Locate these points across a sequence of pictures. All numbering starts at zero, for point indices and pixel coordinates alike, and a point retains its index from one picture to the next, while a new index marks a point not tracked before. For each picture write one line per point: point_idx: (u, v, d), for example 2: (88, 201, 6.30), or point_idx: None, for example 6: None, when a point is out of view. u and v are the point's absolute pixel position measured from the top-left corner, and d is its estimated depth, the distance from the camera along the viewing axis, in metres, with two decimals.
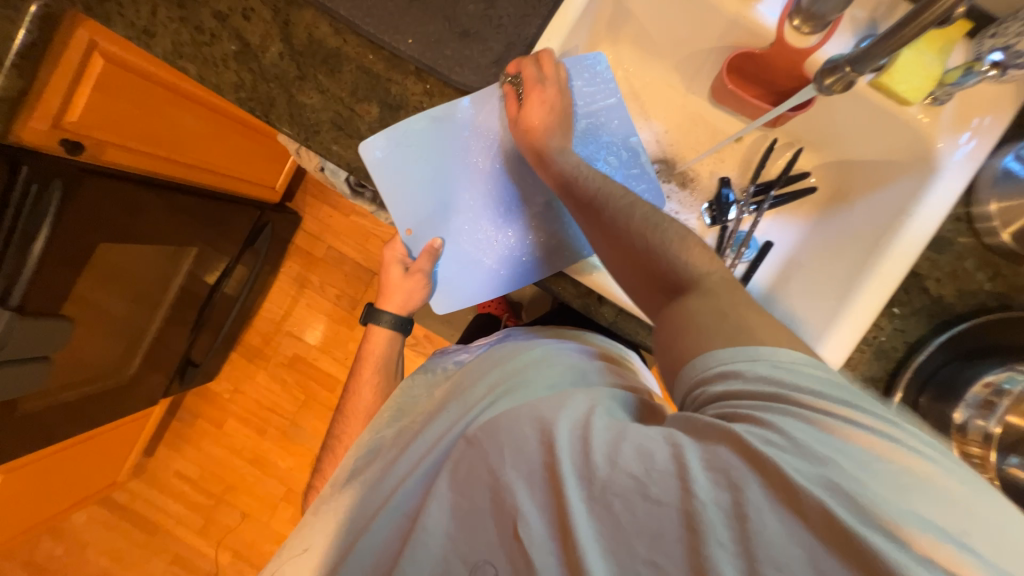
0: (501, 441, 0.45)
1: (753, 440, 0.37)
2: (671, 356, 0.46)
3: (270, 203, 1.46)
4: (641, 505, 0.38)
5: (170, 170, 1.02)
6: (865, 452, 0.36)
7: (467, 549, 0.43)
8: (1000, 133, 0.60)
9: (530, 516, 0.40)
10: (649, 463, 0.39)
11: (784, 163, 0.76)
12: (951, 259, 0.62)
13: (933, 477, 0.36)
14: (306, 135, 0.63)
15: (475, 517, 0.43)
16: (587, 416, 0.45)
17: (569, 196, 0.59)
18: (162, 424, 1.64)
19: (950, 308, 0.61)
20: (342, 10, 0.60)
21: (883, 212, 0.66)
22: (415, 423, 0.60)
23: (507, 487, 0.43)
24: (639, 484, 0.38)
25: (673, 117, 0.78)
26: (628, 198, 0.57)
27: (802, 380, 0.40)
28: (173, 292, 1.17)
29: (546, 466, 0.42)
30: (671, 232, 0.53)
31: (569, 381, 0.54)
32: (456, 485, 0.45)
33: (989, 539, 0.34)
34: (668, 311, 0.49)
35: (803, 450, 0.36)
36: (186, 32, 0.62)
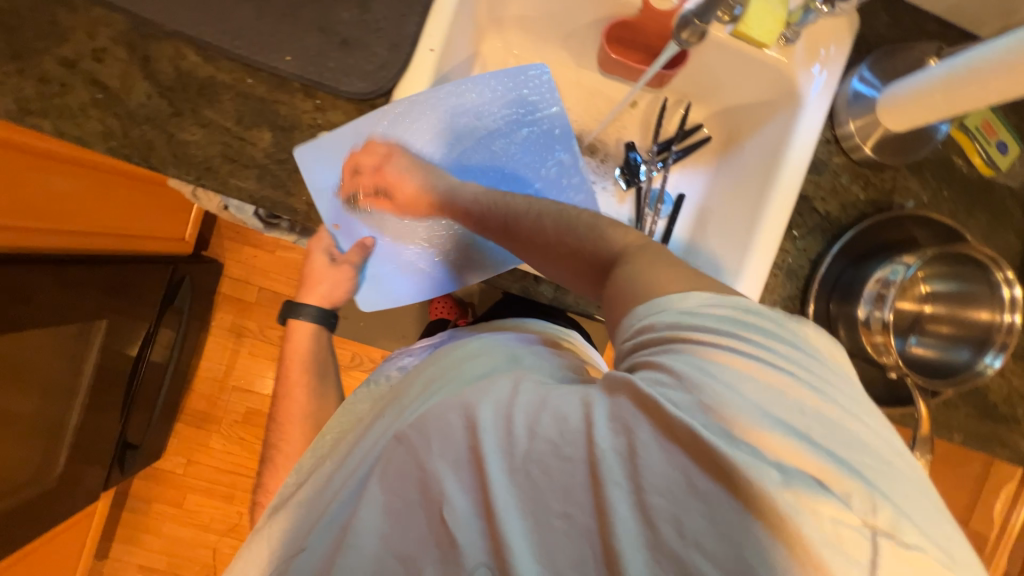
0: (429, 434, 0.45)
1: (646, 384, 0.38)
2: (609, 318, 0.48)
3: (182, 256, 1.35)
4: (553, 463, 0.38)
5: (55, 241, 0.92)
6: (753, 378, 0.38)
7: (400, 545, 0.42)
8: (845, 60, 0.68)
9: (455, 498, 0.40)
10: (564, 423, 0.40)
11: (679, 118, 0.82)
12: (830, 178, 0.69)
13: (813, 397, 0.38)
14: (195, 174, 0.59)
15: (404, 511, 0.43)
16: (512, 394, 0.44)
17: (483, 221, 0.60)
18: (111, 520, 1.48)
19: (837, 220, 0.69)
20: (205, 36, 0.56)
21: (766, 149, 0.72)
22: (352, 438, 0.57)
23: (433, 476, 0.42)
24: (556, 446, 0.39)
25: (571, 94, 0.81)
26: (533, 208, 0.56)
27: (706, 321, 0.41)
28: (89, 374, 1.05)
29: (471, 449, 0.42)
30: (590, 224, 0.53)
31: (503, 367, 0.54)
32: (388, 487, 0.44)
33: (858, 449, 0.36)
34: (606, 295, 0.48)
35: (689, 385, 0.38)
36: (30, 85, 0.56)
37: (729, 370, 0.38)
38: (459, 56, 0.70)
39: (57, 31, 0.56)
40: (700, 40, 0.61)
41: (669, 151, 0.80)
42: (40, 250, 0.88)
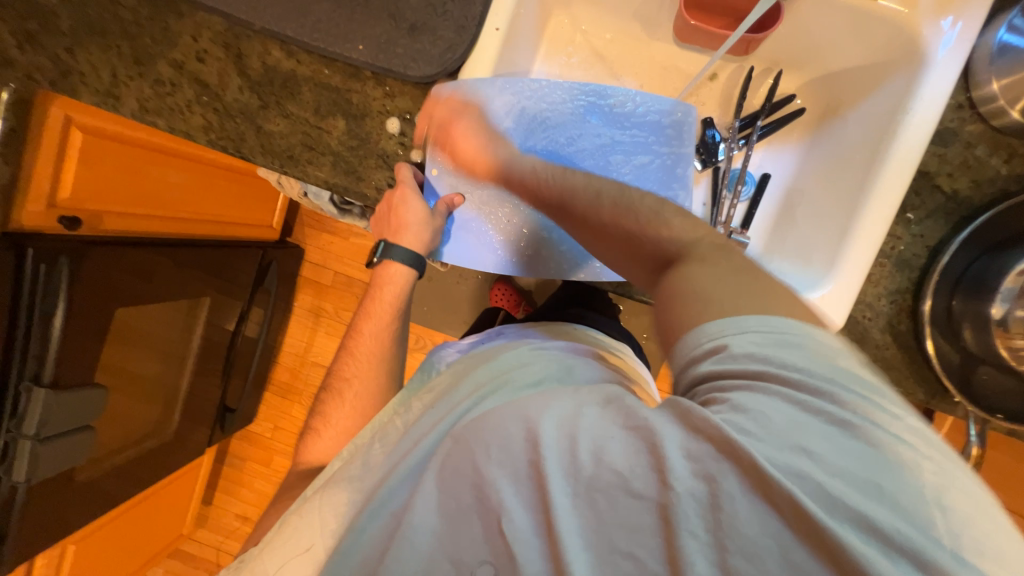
0: (487, 440, 0.45)
1: (731, 432, 0.35)
2: (663, 332, 0.44)
3: (270, 241, 1.48)
4: (621, 497, 0.37)
5: (170, 228, 1.05)
6: (843, 437, 0.34)
7: (454, 541, 0.43)
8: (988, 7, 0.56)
9: (515, 514, 0.40)
10: (627, 456, 0.38)
11: (766, 89, 0.73)
12: (959, 149, 0.58)
13: (921, 473, 0.33)
14: (279, 162, 0.63)
15: (457, 513, 0.44)
16: (575, 410, 0.43)
17: (539, 199, 0.59)
18: (214, 472, 1.70)
19: (968, 201, 0.58)
20: (288, 31, 0.60)
21: (876, 118, 0.62)
22: (399, 423, 0.60)
23: (490, 484, 0.42)
24: (623, 479, 0.38)
25: (642, 69, 0.76)
26: (592, 186, 0.55)
27: (798, 368, 0.37)
28: (196, 344, 1.20)
29: (531, 463, 0.41)
30: (649, 207, 0.51)
31: (556, 377, 0.55)
32: (444, 485, 0.45)
33: (973, 541, 0.32)
34: (659, 296, 0.46)
35: (773, 436, 0.35)
36: (148, 87, 0.63)
37: (823, 428, 0.35)
38: (525, 35, 0.68)
39: (168, 36, 0.62)
40: None
41: (753, 127, 0.72)
42: (156, 234, 1.01)
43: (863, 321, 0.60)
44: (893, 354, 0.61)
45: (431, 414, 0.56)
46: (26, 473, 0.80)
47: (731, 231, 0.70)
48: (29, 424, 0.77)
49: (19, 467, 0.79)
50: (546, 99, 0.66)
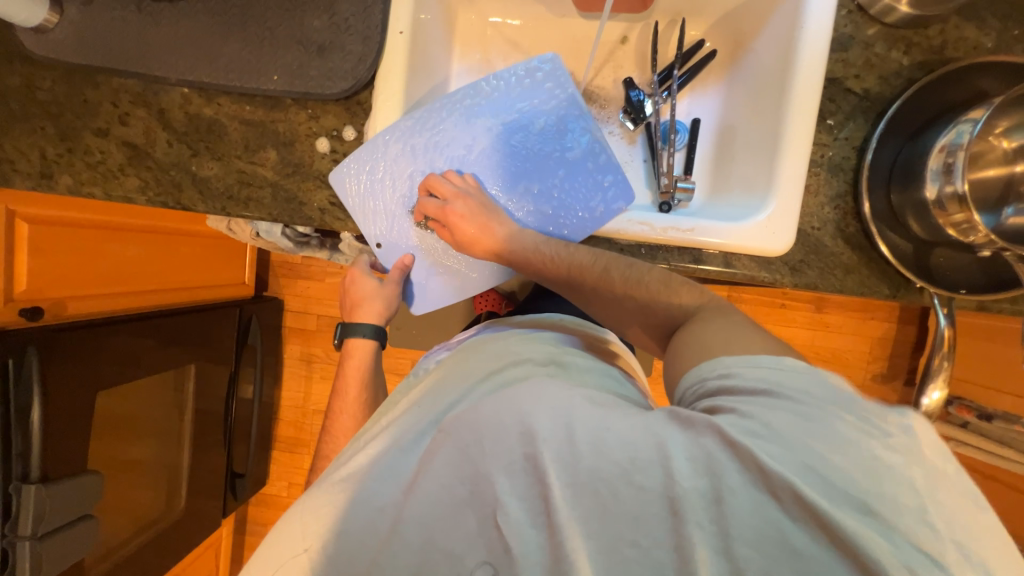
0: (482, 434, 0.44)
1: (734, 431, 0.37)
2: (671, 375, 0.50)
3: (247, 298, 1.47)
4: (623, 488, 0.38)
5: (140, 303, 1.05)
6: (840, 429, 0.36)
7: (449, 538, 0.42)
8: None
9: (508, 503, 0.40)
10: (629, 447, 0.39)
11: (676, 40, 0.76)
12: (860, 51, 0.60)
13: (914, 482, 0.34)
14: (220, 204, 0.64)
15: (451, 511, 0.42)
16: (570, 401, 0.43)
17: (547, 274, 0.61)
18: (237, 544, 1.66)
19: (881, 96, 0.60)
20: (203, 77, 0.61)
21: (778, 41, 0.65)
22: (383, 421, 0.57)
23: (485, 477, 0.42)
24: (624, 470, 0.38)
25: (556, 46, 0.78)
26: (599, 260, 0.58)
27: (799, 388, 0.39)
28: (190, 416, 1.18)
29: (527, 458, 0.41)
30: (654, 283, 0.56)
31: (543, 367, 0.54)
32: (436, 480, 0.44)
33: (957, 546, 0.32)
34: (671, 348, 0.52)
35: (779, 435, 0.36)
36: (79, 160, 0.64)
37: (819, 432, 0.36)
38: (436, 37, 0.71)
39: (89, 107, 0.64)
40: None
41: (670, 78, 0.75)
42: (125, 311, 1.01)
43: (813, 232, 0.62)
44: (850, 256, 0.61)
45: (419, 411, 0.54)
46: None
47: (674, 178, 0.71)
48: (25, 524, 0.75)
49: (23, 571, 0.76)
50: (454, 102, 0.67)
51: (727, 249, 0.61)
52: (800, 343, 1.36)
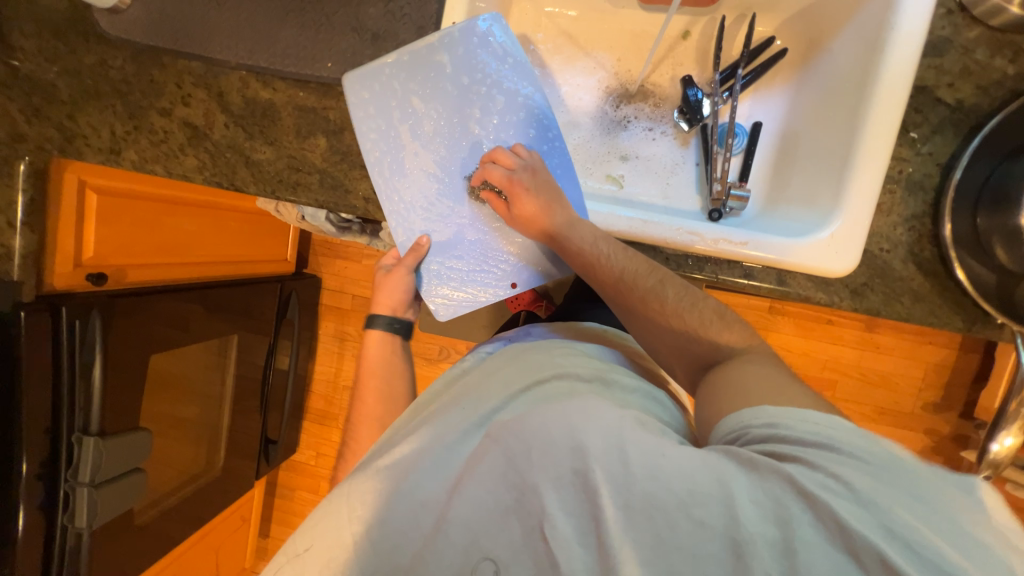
0: (529, 442, 0.44)
1: (808, 483, 0.36)
2: (705, 417, 0.49)
3: (288, 275, 1.53)
4: (681, 522, 0.37)
5: (191, 273, 1.10)
6: (924, 504, 0.35)
7: (491, 540, 0.42)
8: None
9: (557, 518, 0.40)
10: (687, 478, 0.38)
11: (743, 37, 0.71)
12: (957, 56, 0.54)
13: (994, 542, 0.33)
14: (270, 188, 0.66)
15: (497, 518, 0.43)
16: (620, 423, 0.43)
17: (596, 280, 0.58)
18: (268, 504, 1.76)
19: (975, 109, 0.54)
20: (261, 62, 0.63)
21: (861, 42, 0.59)
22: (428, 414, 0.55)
23: (533, 488, 0.42)
24: (681, 502, 0.37)
25: (612, 40, 0.75)
26: (655, 271, 0.56)
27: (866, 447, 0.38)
28: (231, 384, 1.25)
29: (575, 472, 0.41)
30: (702, 315, 0.55)
31: (589, 384, 0.52)
32: (482, 483, 0.44)
33: None
34: (705, 385, 0.51)
35: (861, 496, 0.35)
36: (144, 138, 0.67)
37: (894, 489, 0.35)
38: None
39: (155, 87, 0.66)
40: None
41: (734, 77, 0.70)
42: (178, 280, 1.06)
43: (881, 254, 0.57)
44: (921, 283, 0.56)
45: (458, 413, 0.52)
46: (87, 520, 0.84)
47: (729, 185, 0.67)
48: (83, 472, 0.82)
49: (81, 515, 0.83)
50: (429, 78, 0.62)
51: (783, 265, 0.57)
52: (847, 363, 1.28)
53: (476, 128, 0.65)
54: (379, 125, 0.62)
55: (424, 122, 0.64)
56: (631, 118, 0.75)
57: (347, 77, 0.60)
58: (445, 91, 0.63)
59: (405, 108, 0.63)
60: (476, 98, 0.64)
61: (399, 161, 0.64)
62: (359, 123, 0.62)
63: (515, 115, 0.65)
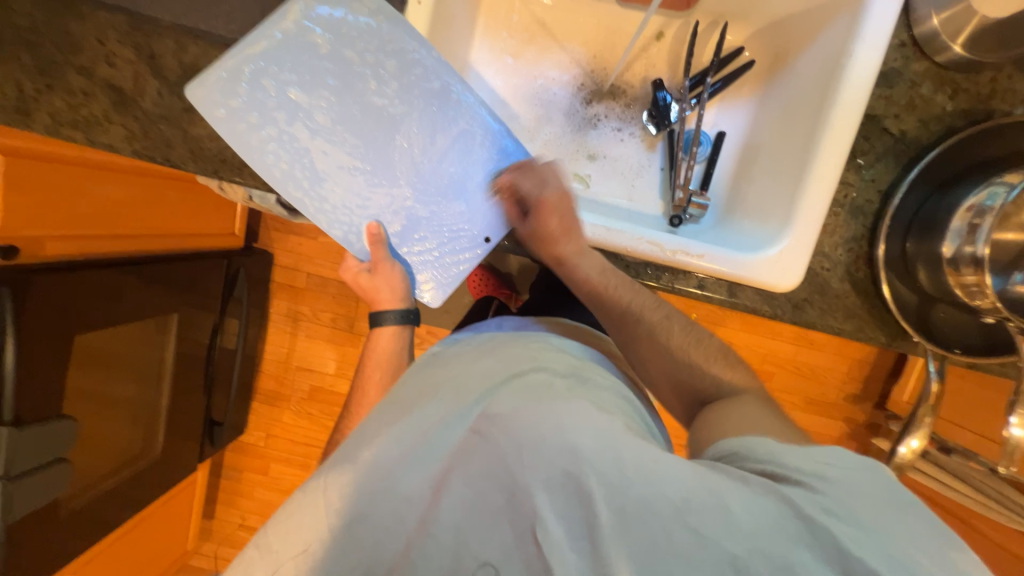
0: (519, 441, 0.44)
1: (808, 506, 0.38)
2: (701, 443, 0.51)
3: (235, 249, 1.43)
4: (676, 529, 0.39)
5: (124, 246, 1.01)
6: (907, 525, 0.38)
7: (480, 541, 0.43)
8: None
9: (550, 522, 0.41)
10: (682, 487, 0.39)
11: (713, 44, 0.71)
12: (905, 89, 0.57)
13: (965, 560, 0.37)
14: (213, 168, 0.61)
15: (492, 519, 0.43)
16: (611, 426, 0.43)
17: (603, 310, 0.60)
18: (213, 485, 1.69)
19: (916, 141, 0.58)
20: (200, 25, 0.56)
21: (821, 66, 0.61)
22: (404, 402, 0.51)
23: (524, 488, 0.42)
24: (678, 509, 0.39)
25: (586, 34, 0.73)
26: (662, 306, 0.61)
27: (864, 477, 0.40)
28: (170, 364, 1.17)
29: (569, 475, 0.42)
30: (654, 316, 0.60)
31: (568, 378, 0.51)
32: (472, 483, 0.44)
33: None
34: (703, 416, 0.55)
35: (851, 518, 0.37)
36: (60, 99, 0.59)
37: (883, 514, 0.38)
38: (458, 11, 0.65)
39: (72, 41, 0.58)
40: None
41: (703, 85, 0.71)
42: (108, 254, 0.97)
43: (822, 272, 0.61)
44: (853, 301, 0.61)
45: (433, 407, 0.49)
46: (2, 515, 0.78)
47: (690, 194, 0.69)
48: None
49: None
50: (301, 52, 0.56)
51: (734, 278, 0.59)
52: (784, 357, 1.38)
53: (374, 98, 0.60)
54: (264, 122, 0.57)
55: (315, 113, 0.59)
56: (600, 117, 0.74)
57: (188, 91, 0.55)
58: (315, 81, 0.58)
59: (282, 102, 0.57)
60: (361, 74, 0.58)
61: (312, 167, 0.60)
62: (254, 147, 0.58)
63: (405, 83, 0.60)
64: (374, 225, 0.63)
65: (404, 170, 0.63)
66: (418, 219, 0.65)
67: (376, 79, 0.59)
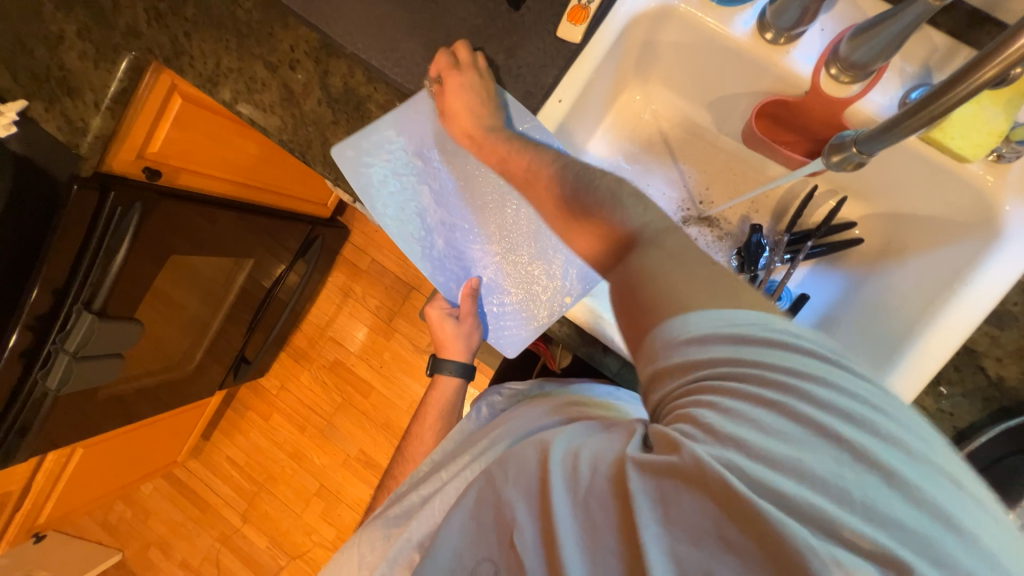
0: (505, 463, 0.48)
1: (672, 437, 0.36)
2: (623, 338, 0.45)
3: (321, 219, 1.55)
4: (613, 501, 0.39)
5: (237, 192, 1.13)
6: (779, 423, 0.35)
7: (474, 555, 0.44)
8: None
9: (524, 526, 0.41)
10: (611, 465, 0.40)
11: (826, 211, 0.71)
12: (1016, 335, 0.53)
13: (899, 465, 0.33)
14: (335, 174, 0.69)
15: (477, 531, 0.45)
16: (582, 435, 0.46)
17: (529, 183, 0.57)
18: (219, 411, 1.81)
19: (1013, 392, 0.53)
20: (373, 61, 0.64)
21: (934, 277, 0.58)
22: (443, 476, 0.59)
23: (508, 502, 0.44)
24: (612, 487, 0.39)
25: (702, 160, 0.75)
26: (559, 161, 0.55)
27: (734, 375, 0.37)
28: (230, 298, 1.28)
29: (540, 479, 0.43)
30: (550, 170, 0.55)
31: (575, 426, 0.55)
32: (465, 509, 0.47)
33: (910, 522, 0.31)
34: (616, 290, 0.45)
35: (716, 437, 0.35)
36: (242, 81, 0.70)
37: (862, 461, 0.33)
38: (592, 108, 0.69)
39: (270, 41, 0.68)
40: (859, 168, 0.51)
41: (803, 244, 0.70)
42: (220, 196, 1.09)
43: None
44: None
45: (462, 459, 0.59)
46: (58, 384, 0.88)
47: None
48: (71, 342, 0.86)
49: (53, 378, 0.87)
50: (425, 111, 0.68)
51: None
52: None
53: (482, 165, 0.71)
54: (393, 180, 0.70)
55: (431, 173, 0.71)
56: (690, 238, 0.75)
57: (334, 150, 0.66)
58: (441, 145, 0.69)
59: (409, 163, 0.70)
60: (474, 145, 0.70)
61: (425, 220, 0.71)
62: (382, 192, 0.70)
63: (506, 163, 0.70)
64: (474, 280, 0.70)
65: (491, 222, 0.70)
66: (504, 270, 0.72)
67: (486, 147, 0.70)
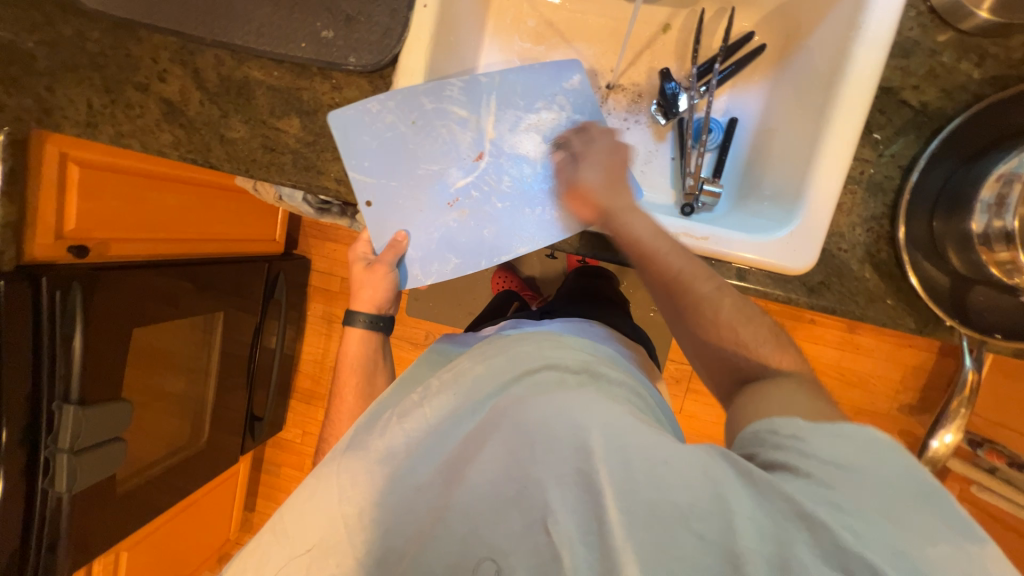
0: (534, 438, 0.45)
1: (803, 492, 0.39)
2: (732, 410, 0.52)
3: (275, 255, 1.53)
4: (681, 532, 0.39)
5: (176, 248, 1.11)
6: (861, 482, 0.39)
7: (493, 529, 0.43)
8: None
9: (560, 514, 0.41)
10: (692, 494, 0.39)
11: (722, 32, 0.71)
12: (923, 58, 0.55)
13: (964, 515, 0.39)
14: (244, 168, 0.67)
15: (501, 508, 0.43)
16: (623, 425, 0.44)
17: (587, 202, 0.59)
18: (254, 479, 1.79)
19: (939, 112, 0.55)
20: (236, 40, 0.63)
21: (831, 43, 0.59)
22: (426, 412, 0.54)
23: (536, 482, 0.43)
24: (685, 516, 0.39)
25: (594, 30, 0.74)
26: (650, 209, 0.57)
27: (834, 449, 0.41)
28: (213, 362, 1.25)
29: (580, 470, 0.42)
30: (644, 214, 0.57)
31: (585, 379, 0.53)
32: (488, 473, 0.45)
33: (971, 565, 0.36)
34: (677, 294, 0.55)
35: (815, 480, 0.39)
36: (121, 112, 0.68)
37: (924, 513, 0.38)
38: (465, 12, 0.68)
39: (132, 61, 0.67)
40: None
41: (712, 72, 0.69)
42: (160, 257, 1.06)
43: (839, 254, 0.58)
44: (876, 284, 0.57)
45: (465, 383, 0.56)
46: (66, 486, 0.86)
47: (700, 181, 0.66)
48: (63, 439, 0.84)
49: (59, 481, 0.85)
50: (334, 69, 0.63)
51: (750, 259, 0.56)
52: (822, 360, 1.33)
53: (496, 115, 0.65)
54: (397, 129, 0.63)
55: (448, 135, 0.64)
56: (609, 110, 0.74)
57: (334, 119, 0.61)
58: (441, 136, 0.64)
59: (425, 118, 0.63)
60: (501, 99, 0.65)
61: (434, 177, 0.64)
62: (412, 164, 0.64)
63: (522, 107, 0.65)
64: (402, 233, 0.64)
65: (513, 187, 0.64)
66: (516, 222, 0.64)
67: (483, 117, 0.64)
